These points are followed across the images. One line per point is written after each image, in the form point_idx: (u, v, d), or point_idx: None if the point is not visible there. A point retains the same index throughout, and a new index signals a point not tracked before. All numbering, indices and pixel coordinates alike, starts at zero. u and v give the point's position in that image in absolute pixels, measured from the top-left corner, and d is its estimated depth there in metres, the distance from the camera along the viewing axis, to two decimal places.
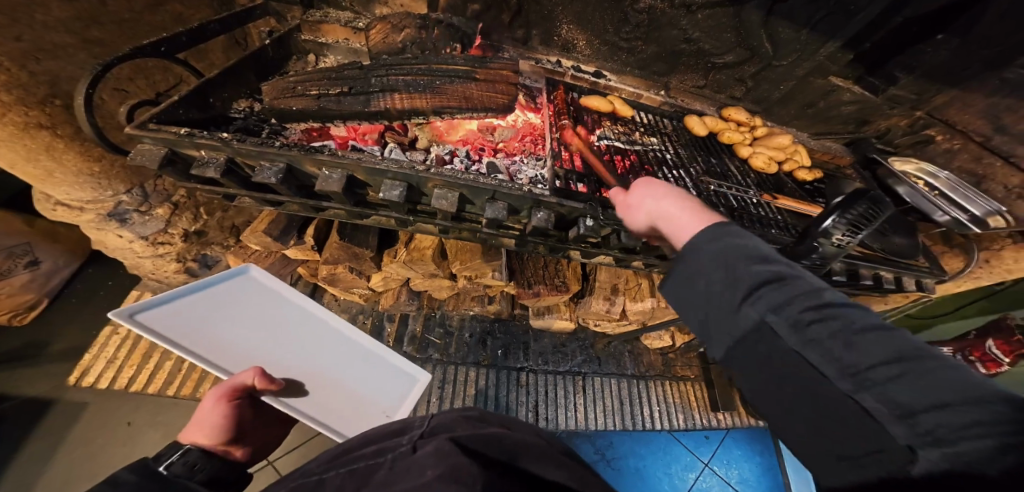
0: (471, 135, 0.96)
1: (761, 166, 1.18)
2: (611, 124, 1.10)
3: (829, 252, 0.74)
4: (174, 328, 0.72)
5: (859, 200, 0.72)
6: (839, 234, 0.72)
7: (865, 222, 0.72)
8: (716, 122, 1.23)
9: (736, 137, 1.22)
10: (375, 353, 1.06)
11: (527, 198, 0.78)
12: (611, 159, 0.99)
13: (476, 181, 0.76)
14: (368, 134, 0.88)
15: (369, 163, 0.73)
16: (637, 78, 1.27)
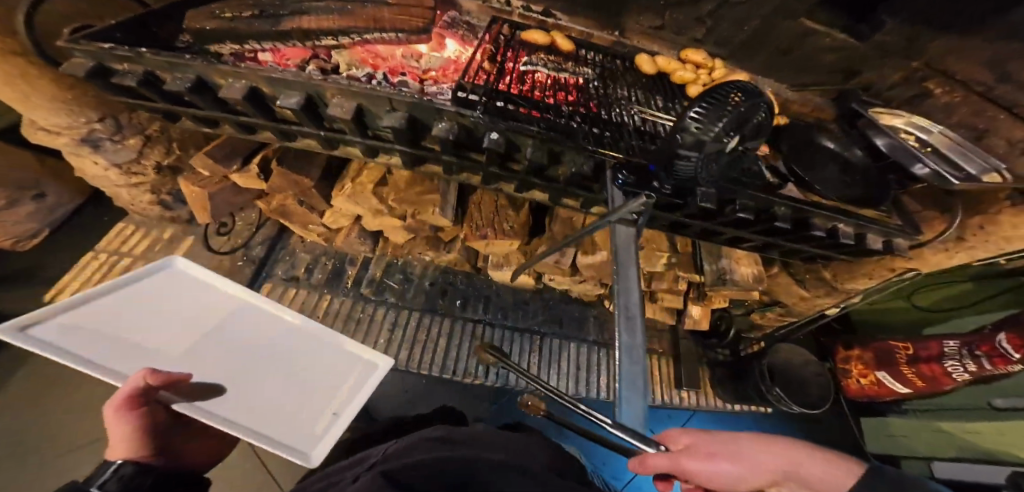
0: (395, 59, 0.98)
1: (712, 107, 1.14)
2: (546, 55, 1.10)
3: (688, 143, 0.61)
4: (79, 338, 0.68)
5: (723, 84, 0.61)
6: (730, 141, 0.62)
7: (756, 120, 0.63)
8: (667, 62, 1.20)
9: (688, 76, 1.18)
10: (320, 341, 1.13)
11: (421, 110, 0.82)
12: (533, 85, 0.98)
13: (369, 88, 0.81)
14: (289, 57, 0.94)
15: (266, 71, 0.80)
16: (587, 18, 1.25)
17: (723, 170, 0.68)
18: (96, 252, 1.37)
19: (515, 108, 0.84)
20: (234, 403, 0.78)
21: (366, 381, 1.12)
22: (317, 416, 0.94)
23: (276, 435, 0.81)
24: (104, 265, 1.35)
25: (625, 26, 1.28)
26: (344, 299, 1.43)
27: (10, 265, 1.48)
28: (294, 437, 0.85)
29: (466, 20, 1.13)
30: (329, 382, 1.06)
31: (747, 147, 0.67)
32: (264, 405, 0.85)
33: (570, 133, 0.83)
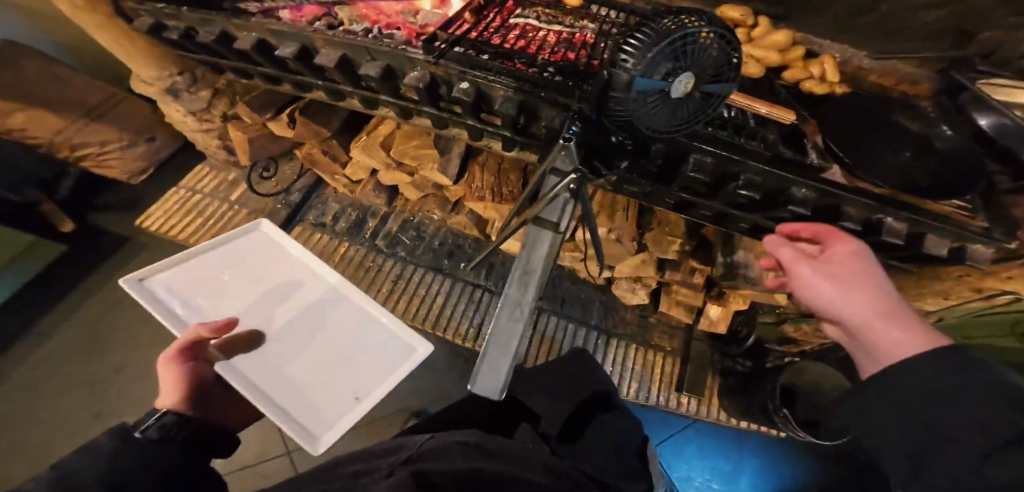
0: (394, 14, 1.02)
1: (748, 70, 1.04)
2: (548, 10, 1.03)
3: (625, 82, 0.57)
4: (178, 282, 1.02)
5: (667, 13, 0.57)
6: (684, 79, 0.56)
7: (720, 53, 0.56)
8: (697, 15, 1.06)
9: None
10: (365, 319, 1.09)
11: (398, 59, 0.86)
12: (520, 36, 0.94)
13: (354, 40, 0.87)
14: (304, 15, 1.03)
15: (272, 26, 0.90)
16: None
17: (682, 115, 0.63)
18: (182, 187, 1.67)
19: (485, 57, 0.84)
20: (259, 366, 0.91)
21: (401, 371, 0.99)
22: (341, 396, 0.93)
23: (301, 419, 0.87)
24: (184, 198, 1.64)
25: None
26: (359, 247, 1.59)
27: (130, 192, 1.89)
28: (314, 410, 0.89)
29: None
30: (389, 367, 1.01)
31: (709, 87, 0.60)
32: (291, 378, 0.93)
33: (540, 83, 0.79)
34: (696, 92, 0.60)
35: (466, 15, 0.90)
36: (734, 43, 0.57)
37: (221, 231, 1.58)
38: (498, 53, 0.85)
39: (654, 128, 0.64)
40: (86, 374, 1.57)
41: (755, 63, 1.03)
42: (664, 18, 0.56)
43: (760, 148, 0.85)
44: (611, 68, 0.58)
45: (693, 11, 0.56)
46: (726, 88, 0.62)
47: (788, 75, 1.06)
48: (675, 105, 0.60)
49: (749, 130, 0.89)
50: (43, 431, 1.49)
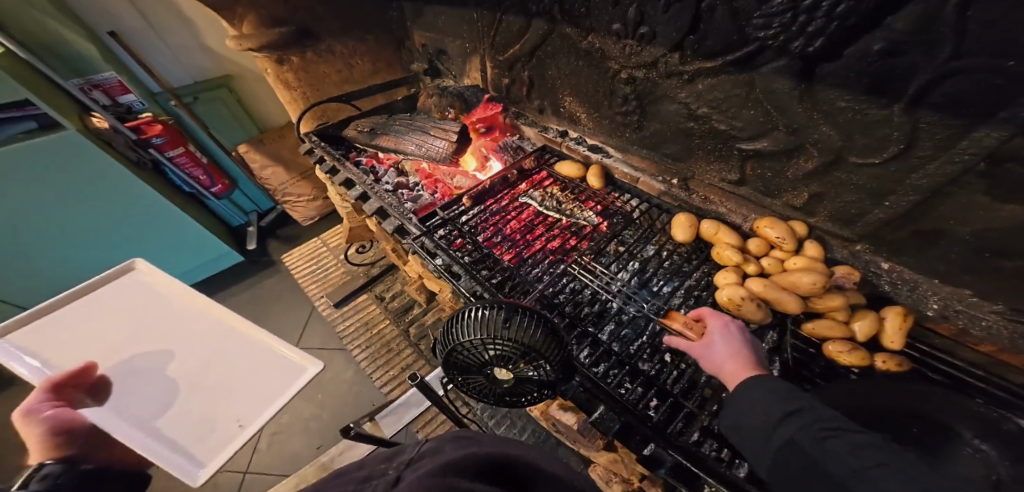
0: (440, 174, 1.31)
1: (747, 314, 0.79)
2: (559, 191, 1.15)
3: (460, 359, 0.63)
4: None
5: (499, 309, 0.61)
6: (496, 369, 0.62)
7: (520, 358, 0.59)
8: (710, 231, 0.92)
9: (727, 255, 0.88)
10: (222, 340, 0.75)
11: (405, 225, 1.07)
12: (504, 220, 1.09)
13: (386, 201, 1.13)
14: (386, 159, 1.35)
15: (353, 177, 1.23)
16: (643, 157, 1.09)
17: (528, 397, 0.65)
18: (318, 240, 2.08)
19: (456, 246, 1.01)
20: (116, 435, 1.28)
21: (281, 386, 0.70)
22: (222, 419, 0.65)
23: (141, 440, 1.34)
24: (315, 246, 2.06)
25: (695, 175, 1.01)
26: (396, 329, 1.62)
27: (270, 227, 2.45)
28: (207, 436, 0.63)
29: (520, 143, 1.32)
30: (263, 374, 0.71)
31: (544, 382, 0.62)
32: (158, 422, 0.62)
33: (481, 291, 0.89)
34: (525, 382, 0.62)
35: (464, 200, 1.12)
36: (539, 352, 0.58)
37: (320, 281, 1.88)
38: (468, 245, 1.01)
39: (500, 398, 0.68)
40: None
41: (761, 307, 0.79)
42: (478, 314, 0.63)
43: (682, 428, 0.70)
44: (440, 343, 0.67)
45: (504, 314, 0.60)
46: (563, 380, 0.63)
47: (807, 326, 0.79)
48: (508, 387, 0.64)
49: (686, 398, 0.73)
50: None
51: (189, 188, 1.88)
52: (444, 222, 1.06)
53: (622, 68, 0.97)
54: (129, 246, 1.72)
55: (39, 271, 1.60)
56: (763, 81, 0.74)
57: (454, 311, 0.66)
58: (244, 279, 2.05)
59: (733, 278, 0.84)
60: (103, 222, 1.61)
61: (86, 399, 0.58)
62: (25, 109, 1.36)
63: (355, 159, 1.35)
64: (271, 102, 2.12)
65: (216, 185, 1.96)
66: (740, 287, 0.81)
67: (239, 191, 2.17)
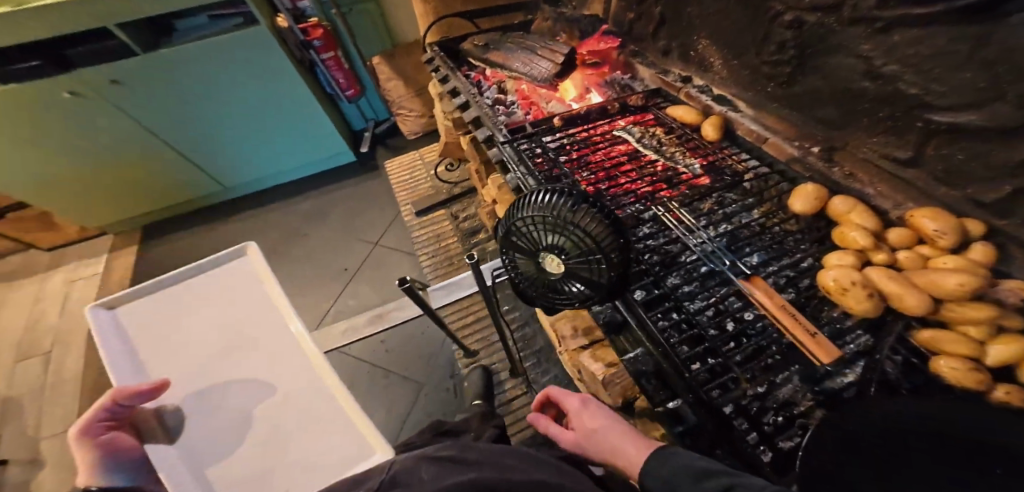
0: (540, 96, 1.25)
1: (849, 301, 0.63)
2: (663, 136, 1.02)
3: (518, 240, 0.62)
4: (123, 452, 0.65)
5: (569, 193, 0.59)
6: (548, 257, 0.60)
7: (576, 248, 0.56)
8: (840, 208, 0.74)
9: (851, 235, 0.70)
10: (286, 358, 0.55)
11: (494, 133, 1.05)
12: (590, 151, 1.00)
13: (483, 109, 1.13)
14: (491, 75, 1.33)
15: (461, 84, 1.24)
16: (781, 118, 0.91)
17: (570, 299, 0.62)
18: (416, 153, 2.21)
19: (537, 163, 0.95)
20: None
21: (336, 459, 0.48)
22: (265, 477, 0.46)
23: None
24: (414, 158, 2.21)
25: (847, 147, 0.81)
26: (461, 247, 1.70)
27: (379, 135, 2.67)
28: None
29: (630, 83, 1.19)
30: (324, 425, 0.50)
31: (594, 283, 0.58)
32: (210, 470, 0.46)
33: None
34: (574, 279, 0.59)
35: (555, 121, 1.06)
36: (592, 240, 0.55)
37: (409, 190, 2.02)
38: (548, 167, 0.95)
39: (542, 296, 0.65)
40: (261, 213, 2.15)
41: (874, 298, 0.62)
42: (537, 198, 0.61)
43: (719, 394, 0.59)
44: (500, 223, 0.66)
45: (574, 200, 0.58)
46: (612, 285, 0.58)
47: (924, 334, 0.59)
48: (554, 282, 0.62)
49: (742, 371, 0.61)
50: (222, 238, 2.05)
51: (330, 89, 2.12)
52: (529, 141, 1.02)
53: (787, 9, 0.78)
54: (272, 125, 1.97)
55: (207, 136, 1.91)
56: (1002, 38, 0.51)
57: (520, 195, 0.64)
58: (350, 175, 2.28)
59: (847, 262, 0.68)
60: (258, 98, 1.85)
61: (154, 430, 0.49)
62: (240, 7, 1.66)
63: (468, 70, 1.36)
64: (406, 19, 2.21)
65: (350, 90, 2.13)
66: (853, 271, 0.65)
67: (366, 99, 2.39)
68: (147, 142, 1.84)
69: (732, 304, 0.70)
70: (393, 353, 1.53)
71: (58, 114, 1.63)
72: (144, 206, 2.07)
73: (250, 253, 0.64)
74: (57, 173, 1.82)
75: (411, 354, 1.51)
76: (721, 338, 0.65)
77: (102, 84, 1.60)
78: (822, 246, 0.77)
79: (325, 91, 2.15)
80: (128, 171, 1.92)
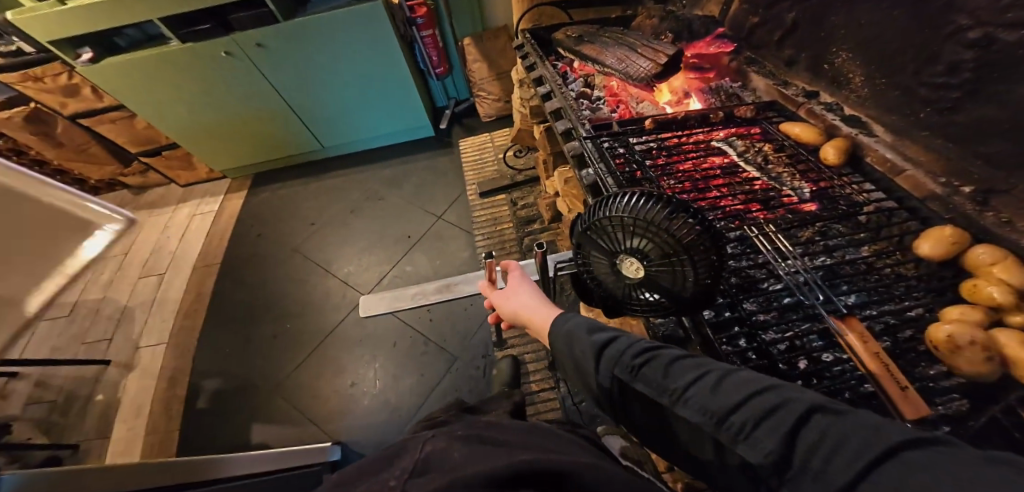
0: (628, 95, 1.20)
1: (957, 360, 0.56)
2: (772, 152, 0.95)
3: (599, 239, 0.61)
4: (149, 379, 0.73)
5: (661, 198, 0.57)
6: (628, 260, 0.58)
7: (664, 253, 0.55)
8: (982, 258, 0.63)
9: (986, 289, 0.61)
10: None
11: (576, 129, 1.04)
12: (677, 158, 0.95)
13: (566, 103, 1.12)
14: (580, 69, 1.31)
15: (547, 75, 1.25)
16: (926, 149, 0.79)
17: (644, 306, 0.60)
18: (488, 136, 2.25)
19: (617, 163, 0.93)
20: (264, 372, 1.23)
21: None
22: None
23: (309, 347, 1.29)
24: (486, 141, 2.24)
25: (1012, 190, 0.66)
26: (516, 233, 1.72)
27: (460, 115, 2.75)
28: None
29: (739, 92, 1.11)
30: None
31: (675, 292, 0.56)
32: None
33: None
34: (654, 286, 0.58)
35: (645, 122, 1.03)
36: (686, 248, 0.54)
37: (477, 170, 2.08)
38: (629, 170, 0.91)
39: (612, 299, 0.63)
40: (345, 175, 2.32)
41: (991, 362, 0.55)
42: (627, 199, 0.59)
43: None
44: (578, 219, 0.65)
45: (667, 206, 0.56)
46: (692, 298, 0.57)
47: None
48: (629, 290, 0.60)
49: None
50: (312, 193, 2.25)
51: (422, 65, 2.24)
52: (613, 139, 0.99)
53: (971, 24, 0.66)
54: (372, 95, 2.12)
55: (311, 99, 2.09)
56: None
57: (603, 195, 0.63)
58: (426, 150, 2.38)
59: (971, 317, 0.59)
60: (364, 71, 2.00)
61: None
62: None
63: (557, 62, 1.35)
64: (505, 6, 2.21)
65: (439, 68, 2.26)
66: (975, 328, 0.56)
67: (451, 78, 2.47)
68: (271, 98, 2.05)
69: (812, 342, 0.63)
70: (438, 324, 1.58)
71: (207, 67, 1.86)
72: (257, 156, 2.32)
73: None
74: (196, 118, 2.07)
75: (456, 330, 1.56)
76: (793, 374, 0.59)
77: (250, 46, 1.81)
78: (940, 297, 0.67)
79: (418, 67, 2.27)
80: (250, 121, 2.15)
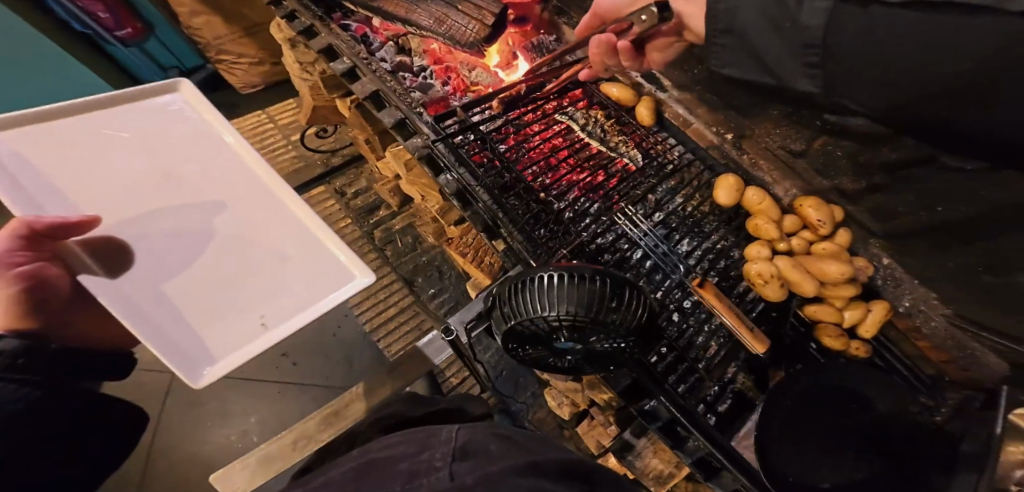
0: (457, 64, 1.07)
1: (767, 290, 0.90)
2: (604, 119, 1.08)
3: (538, 329, 0.62)
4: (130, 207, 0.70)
5: (593, 283, 0.62)
6: (565, 341, 0.63)
7: (597, 333, 0.61)
8: (755, 201, 0.96)
9: (764, 229, 0.94)
10: (238, 229, 0.73)
11: (412, 122, 0.91)
12: (531, 136, 1.02)
13: (388, 87, 0.93)
14: (384, 30, 1.05)
15: (344, 43, 0.96)
16: (701, 100, 1.04)
17: (579, 365, 0.69)
18: (262, 111, 1.72)
19: (477, 160, 0.94)
20: (227, 304, 0.67)
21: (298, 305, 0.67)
22: (241, 318, 0.66)
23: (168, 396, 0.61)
24: (259, 120, 1.70)
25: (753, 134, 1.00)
26: (360, 231, 1.58)
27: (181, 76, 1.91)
28: (209, 339, 0.64)
29: (556, 46, 1.09)
30: (264, 268, 0.70)
31: (609, 356, 0.65)
32: (178, 295, 0.66)
33: (501, 219, 0.87)
34: (590, 355, 0.65)
35: (491, 103, 0.99)
36: (615, 328, 0.61)
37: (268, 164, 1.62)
38: (489, 163, 0.94)
39: (544, 360, 0.69)
40: None
41: (782, 287, 0.90)
42: (557, 283, 0.62)
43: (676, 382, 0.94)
44: (506, 309, 0.64)
45: (602, 294, 0.61)
46: (614, 359, 0.67)
47: (810, 308, 0.95)
48: (567, 362, 0.68)
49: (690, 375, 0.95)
50: None
51: (81, 27, 1.38)
52: (461, 125, 0.94)
53: None
54: None
55: None
56: None
57: (529, 276, 0.64)
58: None
59: (762, 253, 0.93)
60: None
61: (83, 262, 0.64)
62: None
63: (345, 22, 1.03)
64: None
65: (123, 29, 1.47)
66: (770, 264, 0.90)
67: (154, 40, 1.59)
68: None
69: (685, 302, 0.99)
70: (301, 364, 1.60)
71: None
72: None
73: (181, 91, 0.83)
74: None
75: (335, 360, 1.60)
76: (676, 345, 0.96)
77: None
78: (729, 225, 1.03)
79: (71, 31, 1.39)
80: None
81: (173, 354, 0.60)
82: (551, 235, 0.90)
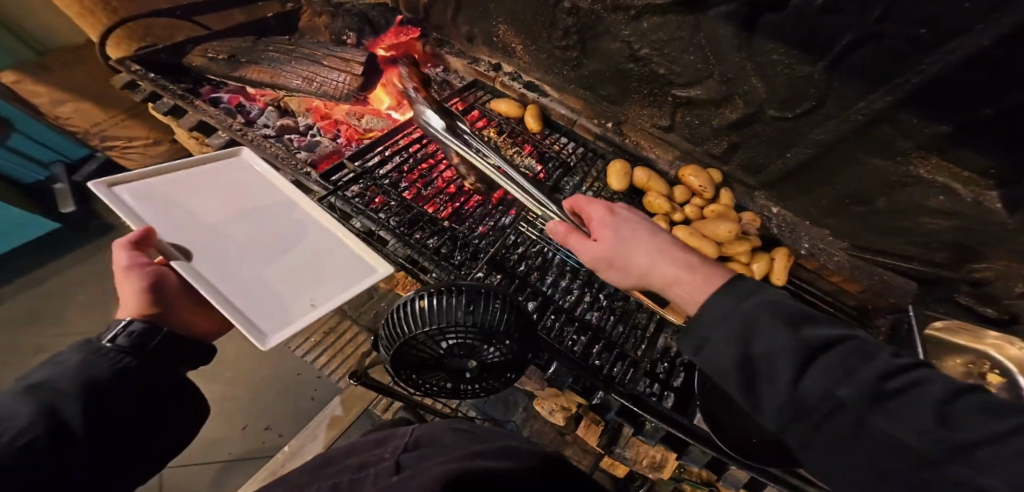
0: (343, 115, 1.10)
1: None
2: (498, 134, 1.09)
3: (421, 357, 0.56)
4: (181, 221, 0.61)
5: (465, 296, 0.55)
6: (451, 361, 0.57)
7: (482, 347, 0.55)
8: (642, 179, 0.99)
9: (657, 203, 0.97)
10: (299, 224, 0.69)
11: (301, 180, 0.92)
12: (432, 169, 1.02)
13: (268, 150, 0.95)
14: (262, 97, 1.11)
15: (213, 116, 0.98)
16: (579, 98, 1.09)
17: (485, 383, 0.63)
18: None
19: (380, 203, 0.94)
20: (279, 289, 0.58)
21: (353, 282, 0.61)
22: (291, 299, 0.57)
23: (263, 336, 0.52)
24: None
25: (629, 120, 1.06)
26: None
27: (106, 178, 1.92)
28: (273, 317, 0.54)
29: (445, 76, 1.18)
30: (320, 256, 0.64)
31: (506, 364, 0.59)
32: (243, 275, 0.57)
33: (414, 255, 0.87)
34: (486, 368, 0.59)
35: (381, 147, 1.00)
36: (492, 331, 0.54)
37: None
38: (394, 204, 0.94)
39: (454, 387, 0.63)
40: None
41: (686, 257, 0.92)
42: (424, 301, 0.55)
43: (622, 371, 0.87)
44: (383, 339, 0.59)
45: (473, 305, 0.54)
46: (520, 364, 0.60)
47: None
48: (474, 382, 0.61)
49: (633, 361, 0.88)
50: None
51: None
52: (356, 175, 0.94)
53: None
54: None
55: None
56: (708, 25, 0.75)
57: (399, 300, 0.58)
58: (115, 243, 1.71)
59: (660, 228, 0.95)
60: None
61: (173, 251, 0.56)
62: None
63: (217, 97, 1.06)
64: (44, 13, 1.38)
65: None
66: None
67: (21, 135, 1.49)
68: None
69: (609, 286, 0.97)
70: None
71: None
72: None
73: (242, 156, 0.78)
74: None
75: None
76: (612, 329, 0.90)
77: None
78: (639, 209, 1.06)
79: None
80: None
81: (237, 320, 0.50)
82: (466, 259, 0.90)
